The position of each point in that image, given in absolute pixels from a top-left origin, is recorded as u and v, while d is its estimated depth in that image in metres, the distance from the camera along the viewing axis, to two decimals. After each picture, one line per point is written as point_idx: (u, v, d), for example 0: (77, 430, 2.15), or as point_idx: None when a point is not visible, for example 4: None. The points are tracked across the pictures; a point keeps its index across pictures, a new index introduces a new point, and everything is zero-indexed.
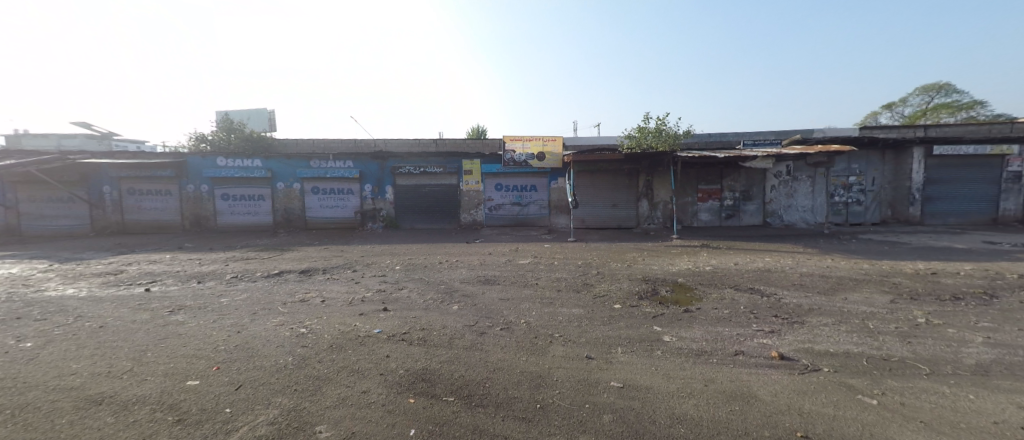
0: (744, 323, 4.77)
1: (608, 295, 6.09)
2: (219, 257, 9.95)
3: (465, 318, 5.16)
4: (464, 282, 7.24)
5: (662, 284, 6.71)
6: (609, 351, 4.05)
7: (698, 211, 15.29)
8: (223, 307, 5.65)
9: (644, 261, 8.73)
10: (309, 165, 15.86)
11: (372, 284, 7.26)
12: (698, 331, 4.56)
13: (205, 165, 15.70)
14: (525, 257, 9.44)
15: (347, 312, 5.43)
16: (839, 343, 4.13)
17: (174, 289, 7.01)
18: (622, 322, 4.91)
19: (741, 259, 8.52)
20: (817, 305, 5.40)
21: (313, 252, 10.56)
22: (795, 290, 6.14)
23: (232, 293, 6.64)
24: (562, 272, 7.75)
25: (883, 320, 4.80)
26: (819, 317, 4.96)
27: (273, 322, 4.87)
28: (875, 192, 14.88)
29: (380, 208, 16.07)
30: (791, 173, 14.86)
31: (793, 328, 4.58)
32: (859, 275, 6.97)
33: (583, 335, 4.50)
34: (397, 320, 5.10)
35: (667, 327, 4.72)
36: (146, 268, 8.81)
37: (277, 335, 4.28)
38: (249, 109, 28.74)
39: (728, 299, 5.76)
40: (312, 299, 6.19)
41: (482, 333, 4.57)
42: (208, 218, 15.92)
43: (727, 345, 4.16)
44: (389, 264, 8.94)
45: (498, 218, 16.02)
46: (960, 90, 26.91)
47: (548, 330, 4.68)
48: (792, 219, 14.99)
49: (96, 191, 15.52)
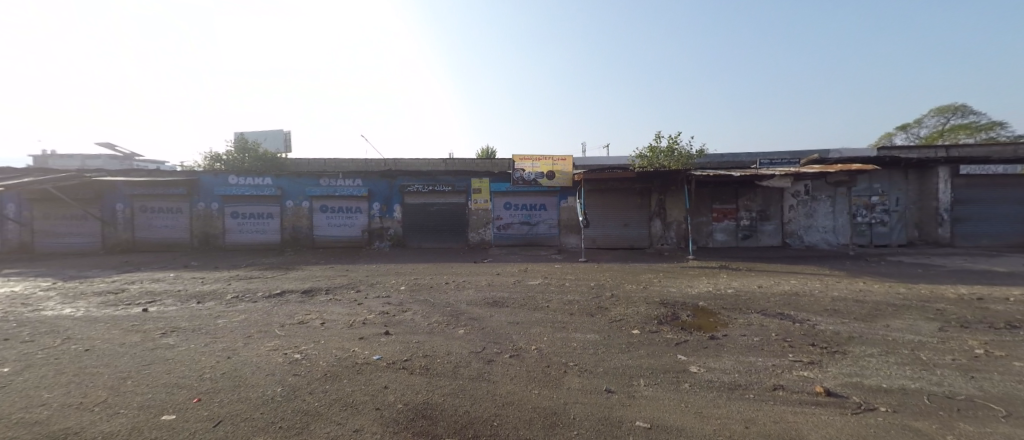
0: (778, 353, 4.33)
1: (625, 319, 5.69)
2: (222, 276, 9.74)
3: (471, 344, 4.79)
4: (471, 304, 6.87)
5: (682, 308, 6.27)
6: (631, 383, 3.63)
7: (714, 231, 14.82)
8: (218, 329, 5.37)
9: (661, 283, 8.28)
10: (318, 182, 15.85)
11: (375, 305, 6.93)
12: (729, 361, 4.12)
13: (216, 183, 15.80)
14: (535, 278, 9.06)
15: (346, 337, 5.10)
16: (892, 378, 3.66)
17: (173, 309, 6.78)
18: (642, 350, 4.49)
19: (765, 282, 8.02)
20: (857, 334, 4.92)
21: (318, 271, 10.31)
22: (830, 316, 5.66)
23: (229, 314, 6.37)
24: (575, 294, 7.35)
25: (935, 351, 4.32)
26: (862, 347, 4.50)
27: (267, 346, 4.56)
28: (900, 212, 14.26)
29: (388, 226, 15.90)
30: (809, 193, 14.38)
31: (834, 359, 4.12)
32: (897, 299, 6.45)
33: (600, 365, 4.10)
34: (399, 345, 4.75)
35: (693, 356, 4.29)
36: (148, 287, 8.63)
37: (269, 362, 3.97)
38: (265, 131, 29.40)
39: (757, 325, 5.31)
40: (311, 321, 5.87)
41: (489, 361, 4.20)
42: (217, 236, 15.87)
43: (763, 378, 3.73)
44: (394, 284, 8.61)
45: (507, 237, 15.70)
46: (978, 111, 26.41)
47: (561, 359, 4.29)
48: (813, 240, 14.41)
49: (109, 209, 15.64)
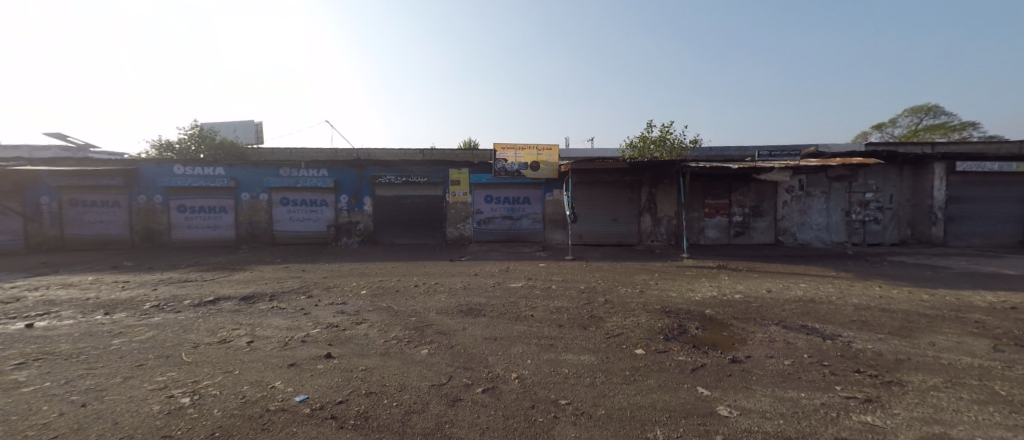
0: (822, 385, 3.33)
1: (624, 334, 4.72)
2: (150, 280, 8.34)
3: (433, 373, 3.73)
4: (439, 313, 5.78)
5: (689, 318, 5.34)
6: (644, 437, 2.64)
7: (705, 227, 14.15)
8: (103, 360, 4.17)
9: (659, 286, 7.35)
10: (278, 173, 14.39)
11: (324, 315, 5.77)
12: (763, 398, 3.12)
13: (158, 173, 14.13)
14: (517, 280, 8.02)
15: (272, 364, 3.99)
16: (985, 427, 2.71)
17: (66, 325, 5.51)
18: (651, 380, 3.52)
19: (773, 285, 7.19)
20: (905, 355, 4.01)
21: (268, 273, 9.00)
22: (860, 330, 4.80)
23: (134, 331, 5.18)
24: (563, 300, 6.35)
25: (1010, 380, 3.44)
26: (919, 374, 3.55)
27: (150, 388, 3.42)
28: (893, 210, 13.84)
29: (357, 221, 14.59)
30: (804, 188, 13.80)
31: (894, 395, 3.13)
32: (927, 309, 5.66)
33: (600, 406, 3.09)
34: (338, 376, 3.67)
35: (716, 389, 3.31)
36: (51, 294, 7.26)
37: (127, 424, 2.78)
38: (236, 122, 27.41)
39: (781, 341, 4.40)
40: (236, 340, 4.74)
41: (454, 401, 3.16)
42: (162, 232, 14.29)
43: (815, 426, 2.74)
44: (354, 288, 7.44)
45: (487, 233, 14.65)
46: (952, 112, 26.78)
47: (550, 394, 3.28)
48: (806, 238, 13.87)
49: (33, 202, 13.86)
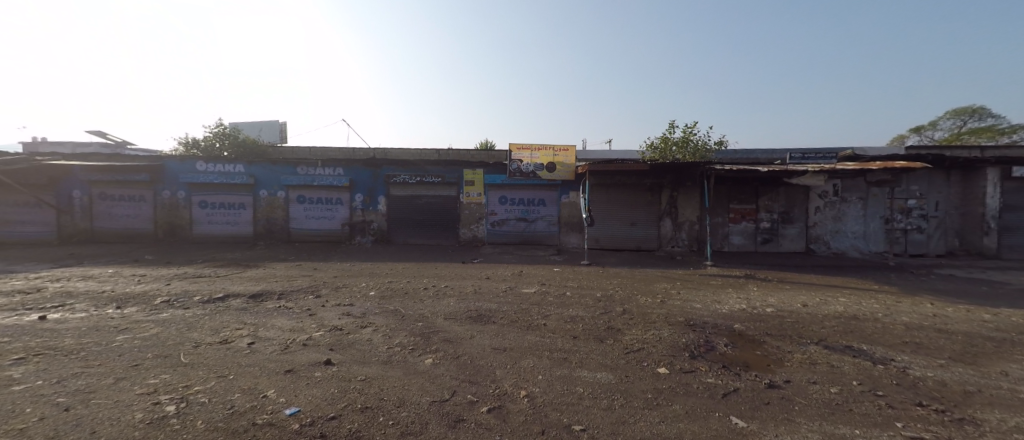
0: (880, 421, 2.87)
1: (645, 349, 4.33)
2: (165, 275, 8.36)
3: (436, 387, 3.43)
4: (447, 318, 5.50)
5: (716, 333, 4.91)
6: None
7: (730, 233, 13.50)
8: (101, 358, 4.04)
9: (682, 296, 6.89)
10: (295, 171, 14.46)
11: (330, 317, 5.57)
12: (810, 435, 2.69)
13: (182, 169, 14.43)
14: (531, 285, 7.68)
15: (269, 369, 3.78)
16: None
17: (76, 318, 5.47)
18: (677, 405, 3.13)
19: (809, 299, 6.62)
20: (975, 387, 3.49)
21: (280, 270, 8.92)
22: (916, 354, 4.26)
23: (140, 327, 5.10)
24: (578, 309, 5.98)
25: None
26: (997, 412, 3.04)
27: (139, 392, 3.24)
28: (939, 218, 12.89)
29: (372, 220, 14.54)
30: (838, 193, 13.00)
31: (970, 437, 2.66)
32: (992, 332, 5.04)
33: (619, 434, 2.73)
34: (334, 386, 3.42)
35: (753, 421, 2.90)
36: (70, 286, 7.33)
37: (101, 434, 2.58)
38: (261, 122, 27.95)
39: (824, 365, 3.92)
40: (236, 341, 4.57)
41: (456, 422, 2.85)
42: (184, 228, 14.57)
43: None
44: (363, 289, 7.25)
45: (501, 234, 14.36)
46: (1000, 114, 25.04)
47: (562, 418, 2.93)
48: (841, 246, 13.06)
49: (65, 195, 14.33)
